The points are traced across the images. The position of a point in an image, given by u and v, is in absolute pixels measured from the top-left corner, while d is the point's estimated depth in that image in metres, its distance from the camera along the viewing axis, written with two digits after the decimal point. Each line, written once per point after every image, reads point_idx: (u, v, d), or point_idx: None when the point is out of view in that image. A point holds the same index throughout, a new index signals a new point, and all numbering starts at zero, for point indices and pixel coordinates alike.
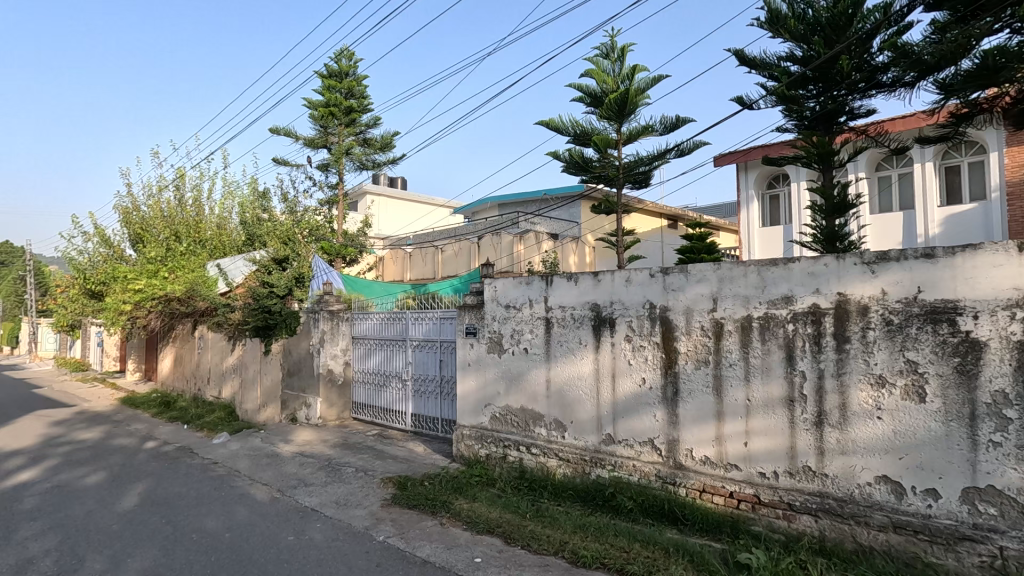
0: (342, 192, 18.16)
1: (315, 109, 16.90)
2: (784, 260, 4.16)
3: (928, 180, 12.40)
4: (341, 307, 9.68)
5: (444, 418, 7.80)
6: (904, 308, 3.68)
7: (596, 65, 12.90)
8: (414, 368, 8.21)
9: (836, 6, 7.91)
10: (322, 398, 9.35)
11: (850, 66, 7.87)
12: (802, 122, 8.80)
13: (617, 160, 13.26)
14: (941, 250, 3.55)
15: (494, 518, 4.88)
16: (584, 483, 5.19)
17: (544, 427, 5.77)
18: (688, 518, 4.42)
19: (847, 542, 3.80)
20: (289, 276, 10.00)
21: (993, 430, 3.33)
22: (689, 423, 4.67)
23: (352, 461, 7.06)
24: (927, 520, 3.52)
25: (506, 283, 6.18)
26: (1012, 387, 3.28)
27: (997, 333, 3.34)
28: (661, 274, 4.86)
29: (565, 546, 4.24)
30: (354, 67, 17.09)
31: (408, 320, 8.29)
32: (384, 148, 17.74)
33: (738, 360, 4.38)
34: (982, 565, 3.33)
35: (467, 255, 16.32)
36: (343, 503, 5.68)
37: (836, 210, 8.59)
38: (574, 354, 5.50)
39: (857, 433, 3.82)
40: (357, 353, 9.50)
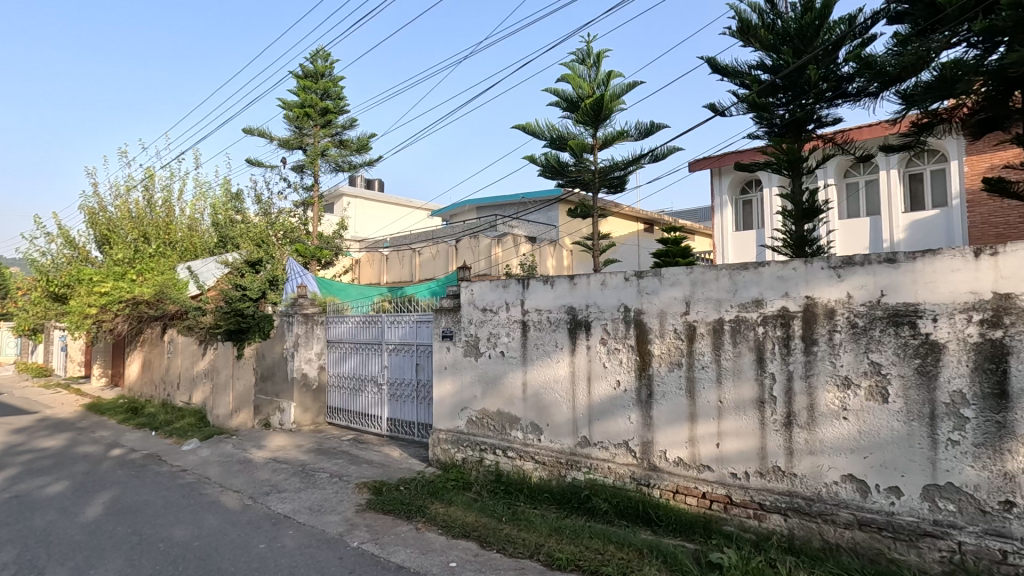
0: (317, 193, 17.90)
1: (291, 110, 16.69)
2: (755, 264, 4.26)
3: (894, 186, 12.79)
4: (316, 309, 9.55)
5: (420, 422, 7.74)
6: (869, 311, 3.78)
7: (572, 70, 13.02)
8: (391, 371, 8.14)
9: (803, 17, 8.14)
10: (297, 403, 9.20)
11: (817, 76, 8.10)
12: (772, 129, 8.99)
13: (592, 165, 13.39)
14: (903, 255, 3.67)
15: (469, 521, 4.86)
16: (560, 486, 5.22)
17: (520, 430, 5.78)
18: (662, 519, 4.48)
19: (815, 539, 3.89)
20: (262, 279, 9.85)
21: (951, 428, 3.45)
22: (663, 425, 4.73)
23: (327, 467, 6.96)
24: (890, 518, 3.63)
25: (483, 287, 6.18)
26: (969, 388, 3.41)
27: (955, 335, 3.47)
28: (635, 278, 4.92)
29: (540, 549, 4.26)
30: (330, 68, 16.94)
31: (384, 323, 8.23)
32: (360, 150, 17.57)
33: (710, 362, 4.46)
34: (942, 560, 3.44)
35: (445, 258, 16.30)
36: (317, 509, 5.61)
37: (804, 215, 8.82)
38: (550, 358, 5.53)
39: (825, 433, 3.91)
40: (332, 357, 9.38)
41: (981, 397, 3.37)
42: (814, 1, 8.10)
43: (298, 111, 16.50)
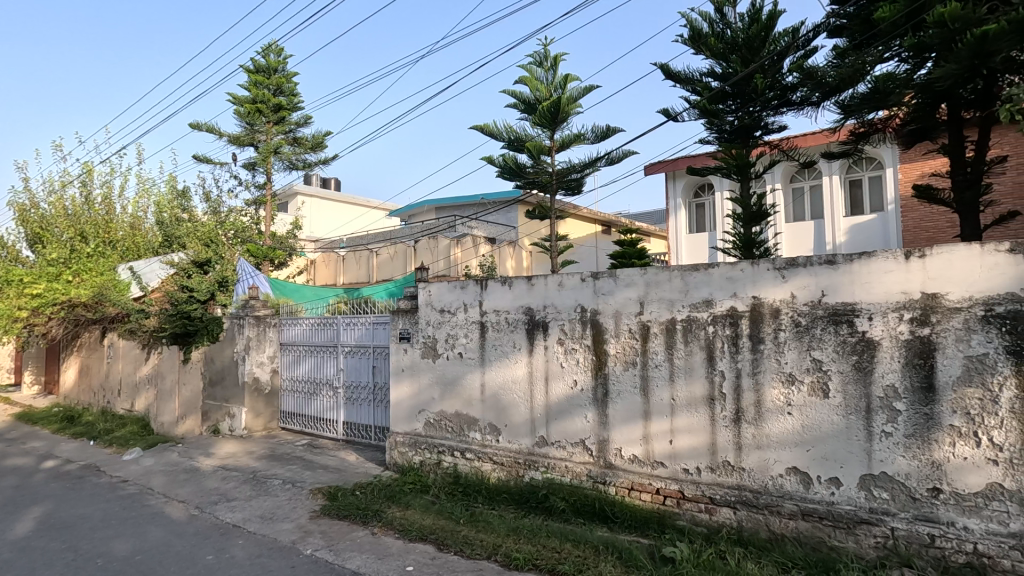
0: (270, 192, 17.35)
1: (242, 105, 16.16)
2: (705, 265, 4.39)
3: (835, 192, 13.46)
4: (269, 311, 9.26)
5: (377, 425, 7.62)
6: (810, 311, 3.96)
7: (529, 73, 13.12)
8: (346, 374, 7.99)
9: (751, 28, 8.44)
10: (248, 408, 8.90)
11: (764, 85, 8.41)
12: (722, 135, 9.30)
13: (550, 167, 13.51)
14: (842, 257, 3.86)
15: (427, 525, 4.82)
16: (518, 487, 5.24)
17: (478, 431, 5.77)
18: (618, 515, 4.56)
19: (762, 530, 4.04)
20: (210, 280, 9.49)
21: (885, 421, 3.65)
22: (619, 423, 4.81)
23: (280, 473, 6.76)
24: (830, 507, 3.81)
25: (441, 288, 6.14)
26: (901, 382, 3.61)
27: (889, 333, 3.67)
28: (591, 279, 4.99)
29: (498, 549, 4.27)
30: (284, 63, 16.46)
31: (340, 325, 8.06)
32: (315, 148, 17.10)
33: (664, 361, 4.57)
34: (877, 546, 3.63)
35: (403, 259, 16.13)
36: (269, 517, 5.44)
37: (752, 218, 9.15)
38: (508, 358, 5.55)
39: (771, 428, 4.07)
40: (285, 360, 9.11)
41: (912, 390, 3.58)
42: (761, 13, 8.39)
43: (249, 106, 15.98)
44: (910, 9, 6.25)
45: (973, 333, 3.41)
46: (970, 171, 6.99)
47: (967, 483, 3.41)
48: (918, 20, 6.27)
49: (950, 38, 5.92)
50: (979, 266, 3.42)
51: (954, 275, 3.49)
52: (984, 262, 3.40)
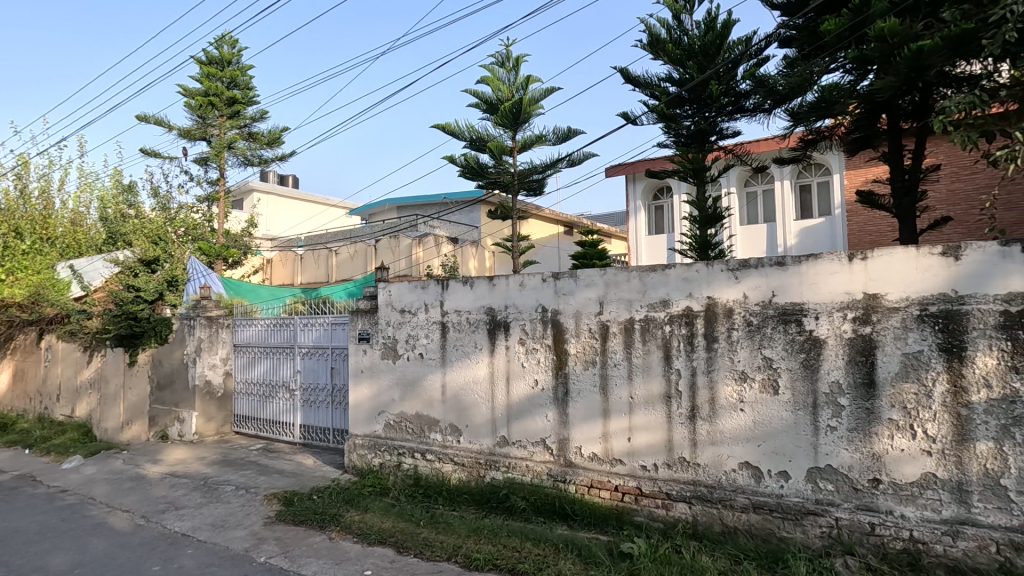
0: (223, 188, 16.74)
1: (193, 98, 15.57)
2: (662, 266, 4.49)
3: (786, 196, 13.99)
4: (222, 312, 8.94)
5: (335, 427, 7.47)
6: (762, 311, 4.10)
7: (491, 73, 13.12)
8: (303, 376, 7.79)
9: (707, 35, 8.67)
10: (199, 412, 8.57)
11: (718, 91, 8.65)
12: (679, 139, 9.52)
13: (512, 167, 13.54)
14: (791, 259, 4.01)
15: (386, 527, 4.75)
16: (479, 487, 5.23)
17: (439, 432, 5.73)
18: (578, 513, 4.61)
19: (716, 524, 4.16)
20: (158, 279, 9.09)
21: (830, 415, 3.82)
22: (578, 422, 4.87)
23: (233, 479, 6.54)
24: (779, 499, 3.95)
25: (402, 288, 6.06)
26: (844, 378, 3.78)
27: (834, 332, 3.84)
28: (552, 279, 5.03)
29: (458, 550, 4.25)
30: (238, 55, 15.93)
31: (297, 325, 7.86)
32: (272, 143, 16.60)
33: (622, 360, 4.65)
34: (822, 535, 3.79)
35: (364, 258, 15.86)
36: (220, 525, 5.25)
37: (708, 220, 9.40)
38: (469, 359, 5.53)
39: (724, 424, 4.20)
40: (238, 362, 8.82)
41: (855, 386, 3.75)
42: (716, 21, 8.64)
43: (201, 99, 15.41)
44: (854, 23, 6.57)
45: (910, 331, 3.60)
46: (908, 178, 7.38)
47: (904, 473, 3.60)
48: (861, 33, 6.59)
49: (890, 52, 6.25)
50: (915, 268, 3.61)
51: (892, 276, 3.68)
52: (920, 264, 3.59)
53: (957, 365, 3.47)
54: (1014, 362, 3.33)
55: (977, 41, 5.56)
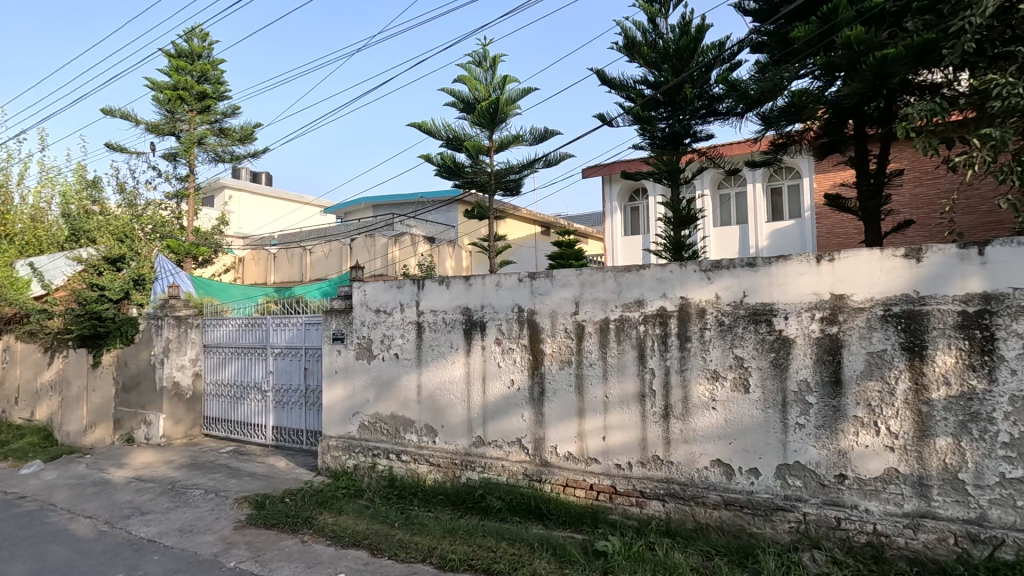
0: (193, 185, 16.34)
1: (161, 91, 15.16)
2: (637, 266, 4.54)
3: (758, 198, 14.27)
4: (191, 311, 8.73)
5: (308, 429, 7.36)
6: (733, 310, 4.17)
7: (468, 72, 13.07)
8: (276, 377, 7.65)
9: (681, 39, 8.79)
10: (166, 414, 8.34)
11: (692, 94, 8.78)
12: (654, 141, 9.63)
13: (488, 167, 13.53)
14: (761, 260, 4.10)
15: (360, 530, 4.69)
16: (454, 487, 5.21)
17: (414, 433, 5.69)
18: (553, 512, 4.62)
19: (688, 521, 4.22)
20: (124, 277, 8.83)
21: (799, 413, 3.91)
22: (554, 421, 4.89)
23: (202, 483, 6.39)
24: (750, 496, 4.03)
25: (377, 287, 6.00)
26: (812, 376, 3.88)
27: (803, 331, 3.93)
28: (528, 279, 5.05)
29: (433, 551, 4.23)
30: (209, 49, 15.57)
31: (270, 325, 7.72)
32: (244, 140, 16.26)
33: (597, 360, 4.69)
34: (791, 530, 3.88)
35: (338, 257, 15.66)
36: (188, 530, 5.13)
37: (682, 222, 9.54)
38: (445, 359, 5.51)
39: (697, 422, 4.26)
40: (208, 363, 8.61)
41: (823, 384, 3.85)
42: (690, 25, 8.77)
43: (169, 93, 15.02)
44: (822, 30, 6.73)
45: (874, 331, 3.71)
46: (873, 182, 7.61)
47: (868, 468, 3.70)
48: (829, 40, 6.76)
49: (856, 59, 6.43)
50: (880, 270, 3.72)
51: (858, 276, 3.78)
52: (884, 266, 3.70)
53: (918, 363, 3.59)
54: (972, 360, 3.45)
55: (937, 50, 5.83)
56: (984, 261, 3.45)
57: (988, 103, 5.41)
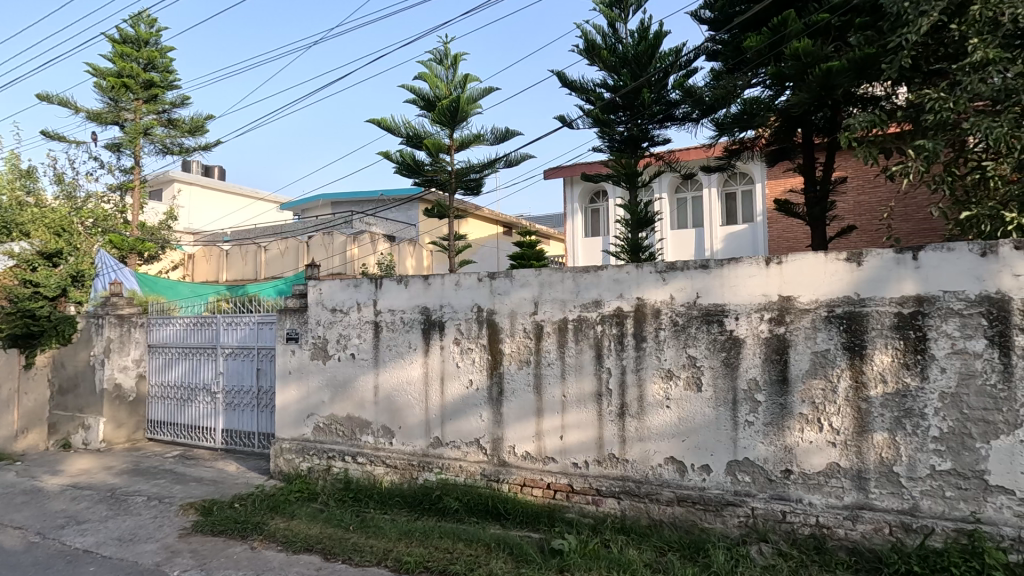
0: (139, 177, 15.59)
1: (103, 78, 14.40)
2: (595, 267, 4.59)
3: (713, 203, 14.70)
4: (135, 310, 8.35)
5: (260, 431, 7.13)
6: (687, 311, 4.27)
7: (429, 69, 12.94)
8: (226, 379, 7.38)
9: (640, 45, 8.94)
10: (107, 418, 7.93)
11: (650, 99, 8.94)
12: (613, 144, 9.77)
13: (449, 165, 13.42)
14: (714, 262, 4.20)
15: (313, 534, 4.58)
16: (411, 488, 5.15)
17: (371, 434, 5.59)
18: (510, 512, 4.62)
19: (643, 518, 4.30)
20: (61, 274, 8.34)
21: (748, 411, 4.04)
22: (512, 421, 4.89)
23: (144, 489, 6.10)
24: (701, 492, 4.14)
25: (333, 286, 5.87)
26: (761, 375, 4.02)
27: (752, 332, 4.06)
28: (488, 279, 5.04)
29: (388, 554, 4.17)
30: (157, 36, 14.91)
31: (220, 325, 7.44)
32: (194, 131, 15.62)
33: (556, 359, 4.72)
34: (740, 525, 4.00)
35: (295, 255, 15.26)
36: (128, 539, 4.88)
37: (640, 224, 9.73)
38: (403, 359, 5.43)
39: (651, 421, 4.35)
40: (153, 364, 8.22)
41: (770, 383, 3.99)
42: (648, 32, 8.94)
43: (113, 81, 14.28)
44: (772, 41, 6.96)
45: (818, 331, 3.87)
46: (819, 189, 7.94)
47: (813, 463, 3.86)
48: (778, 50, 7.01)
49: (804, 70, 6.67)
50: (824, 273, 3.88)
51: (803, 279, 3.94)
52: (828, 269, 3.87)
53: (858, 362, 3.76)
54: (906, 359, 3.64)
55: (877, 65, 6.19)
56: (917, 265, 3.64)
57: (922, 117, 5.73)
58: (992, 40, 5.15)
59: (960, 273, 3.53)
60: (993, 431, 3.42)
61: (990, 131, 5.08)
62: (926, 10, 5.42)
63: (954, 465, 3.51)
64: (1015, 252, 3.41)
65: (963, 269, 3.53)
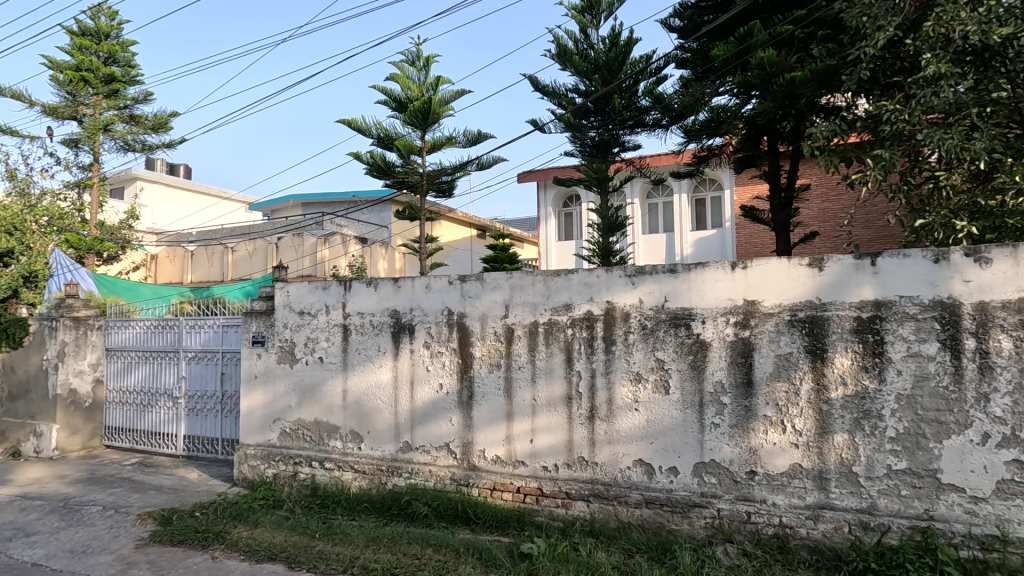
0: (98, 174, 15.03)
1: (60, 71, 13.87)
2: (565, 271, 4.60)
3: (684, 208, 14.97)
4: (92, 312, 8.03)
5: (224, 437, 6.94)
6: (655, 314, 4.32)
7: (401, 70, 12.83)
8: (189, 383, 7.16)
9: (611, 51, 9.04)
10: (60, 425, 7.61)
11: (621, 105, 9.04)
12: (585, 148, 9.83)
13: (421, 167, 13.30)
14: (681, 267, 4.26)
15: (277, 542, 4.46)
16: (380, 494, 5.06)
17: (339, 439, 5.49)
18: (479, 517, 4.59)
19: (611, 520, 4.31)
20: (12, 274, 8.07)
21: (715, 413, 4.10)
22: (482, 425, 4.87)
23: (100, 499, 5.86)
24: (669, 493, 4.18)
25: (300, 288, 5.75)
26: (727, 378, 4.08)
27: (719, 335, 4.13)
28: (458, 282, 5.01)
29: (355, 561, 4.08)
30: (118, 29, 14.45)
31: (183, 327, 7.21)
32: (157, 128, 15.14)
33: (526, 362, 4.71)
34: (706, 526, 4.05)
35: (263, 256, 14.95)
36: (80, 551, 4.68)
37: (610, 228, 9.82)
38: (372, 362, 5.35)
39: (621, 423, 4.38)
40: (111, 368, 7.92)
41: (736, 385, 4.06)
42: (619, 38, 9.05)
43: (71, 74, 13.77)
44: (739, 50, 7.12)
45: (782, 335, 3.96)
46: (784, 196, 8.14)
47: (776, 464, 3.94)
48: (744, 59, 7.17)
49: (769, 79, 6.84)
50: (788, 278, 3.97)
51: (768, 283, 4.02)
52: (792, 274, 3.96)
53: (820, 365, 3.86)
54: (865, 362, 3.75)
55: (838, 76, 6.41)
56: (876, 271, 3.76)
57: (880, 127, 5.93)
58: (944, 55, 5.36)
59: (914, 279, 3.66)
60: (945, 431, 3.55)
61: (942, 142, 5.29)
62: (883, 24, 5.64)
63: (909, 464, 3.62)
64: (965, 259, 3.55)
65: (918, 275, 3.66)
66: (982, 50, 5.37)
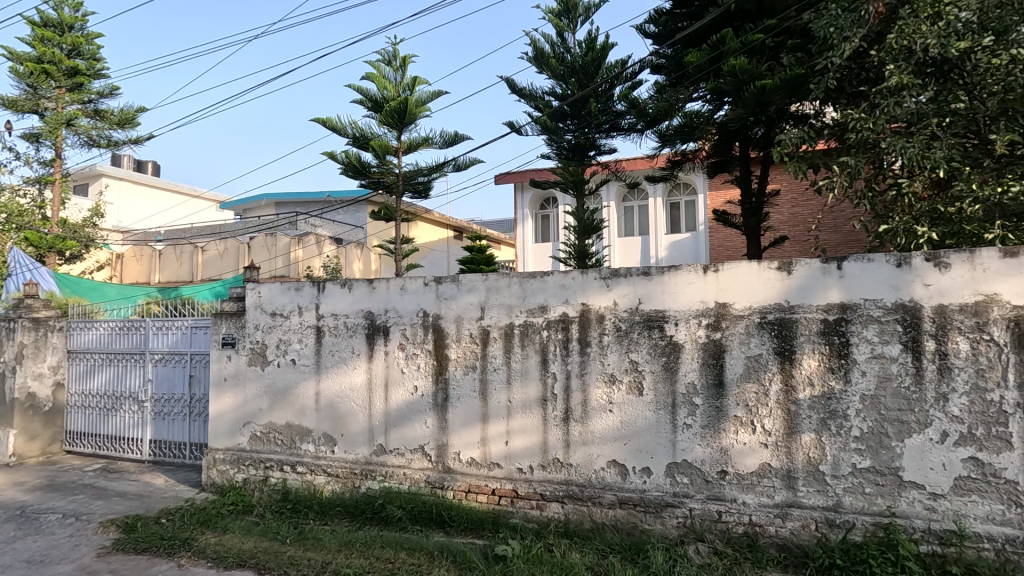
0: (60, 170, 14.51)
1: (20, 63, 13.38)
2: (541, 273, 4.61)
3: (659, 212, 15.18)
4: (53, 312, 7.75)
5: (192, 441, 6.77)
6: (630, 316, 4.36)
7: (376, 70, 12.71)
8: (155, 386, 6.96)
9: (587, 55, 9.12)
10: (18, 430, 7.32)
11: (597, 109, 9.12)
12: (561, 151, 9.89)
13: (396, 168, 13.20)
14: (655, 269, 4.32)
15: (247, 548, 4.37)
16: (353, 497, 5.00)
17: (311, 442, 5.41)
18: (454, 519, 4.56)
19: (585, 521, 4.33)
20: None
21: (687, 414, 4.16)
22: (458, 427, 4.85)
23: (60, 506, 5.65)
24: (642, 494, 4.23)
25: (273, 289, 5.64)
26: (699, 379, 4.15)
27: (691, 337, 4.19)
28: (434, 283, 4.98)
29: (327, 566, 4.03)
30: (82, 20, 14.01)
31: (150, 329, 7.01)
32: (123, 123, 14.69)
33: (501, 364, 4.71)
34: (678, 525, 4.10)
35: (235, 256, 14.66)
36: (38, 561, 4.51)
37: (586, 230, 9.90)
38: (346, 364, 5.29)
39: (595, 424, 4.41)
40: (73, 371, 7.66)
41: (708, 386, 4.13)
42: (595, 43, 9.14)
43: (31, 66, 13.30)
44: (712, 57, 7.23)
45: (752, 337, 4.04)
46: (755, 200, 8.31)
47: (746, 464, 4.01)
48: (717, 67, 7.29)
49: (741, 86, 6.98)
50: (758, 281, 4.06)
51: (739, 286, 4.10)
52: (761, 278, 4.05)
53: (788, 366, 3.95)
54: (831, 363, 3.85)
55: (806, 84, 6.60)
56: (842, 274, 3.86)
57: (846, 134, 6.11)
58: (905, 67, 5.56)
59: (878, 282, 3.77)
60: (906, 430, 3.67)
61: (904, 150, 5.47)
62: (849, 36, 5.84)
63: (873, 462, 3.73)
64: (926, 264, 3.68)
65: (882, 279, 3.77)
66: (941, 63, 5.64)
